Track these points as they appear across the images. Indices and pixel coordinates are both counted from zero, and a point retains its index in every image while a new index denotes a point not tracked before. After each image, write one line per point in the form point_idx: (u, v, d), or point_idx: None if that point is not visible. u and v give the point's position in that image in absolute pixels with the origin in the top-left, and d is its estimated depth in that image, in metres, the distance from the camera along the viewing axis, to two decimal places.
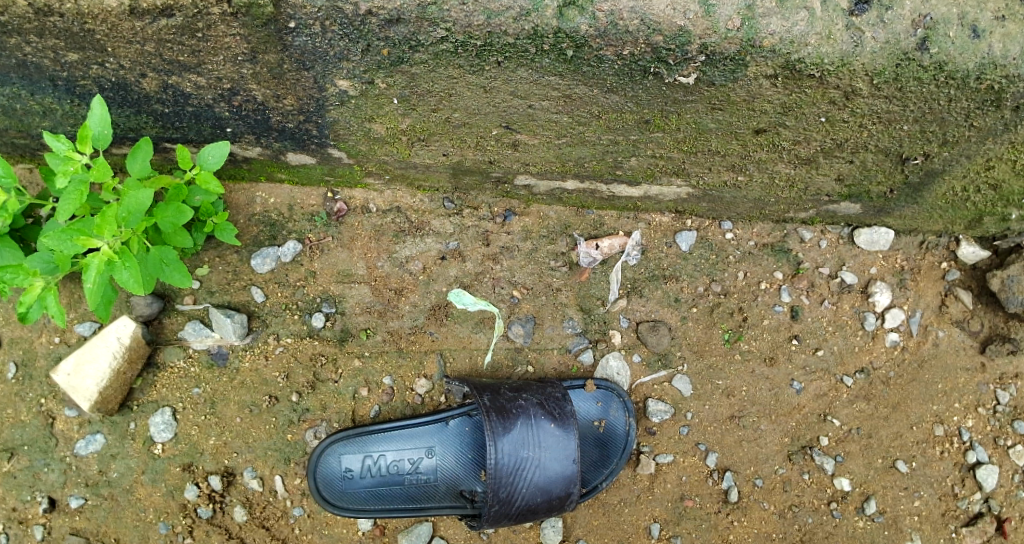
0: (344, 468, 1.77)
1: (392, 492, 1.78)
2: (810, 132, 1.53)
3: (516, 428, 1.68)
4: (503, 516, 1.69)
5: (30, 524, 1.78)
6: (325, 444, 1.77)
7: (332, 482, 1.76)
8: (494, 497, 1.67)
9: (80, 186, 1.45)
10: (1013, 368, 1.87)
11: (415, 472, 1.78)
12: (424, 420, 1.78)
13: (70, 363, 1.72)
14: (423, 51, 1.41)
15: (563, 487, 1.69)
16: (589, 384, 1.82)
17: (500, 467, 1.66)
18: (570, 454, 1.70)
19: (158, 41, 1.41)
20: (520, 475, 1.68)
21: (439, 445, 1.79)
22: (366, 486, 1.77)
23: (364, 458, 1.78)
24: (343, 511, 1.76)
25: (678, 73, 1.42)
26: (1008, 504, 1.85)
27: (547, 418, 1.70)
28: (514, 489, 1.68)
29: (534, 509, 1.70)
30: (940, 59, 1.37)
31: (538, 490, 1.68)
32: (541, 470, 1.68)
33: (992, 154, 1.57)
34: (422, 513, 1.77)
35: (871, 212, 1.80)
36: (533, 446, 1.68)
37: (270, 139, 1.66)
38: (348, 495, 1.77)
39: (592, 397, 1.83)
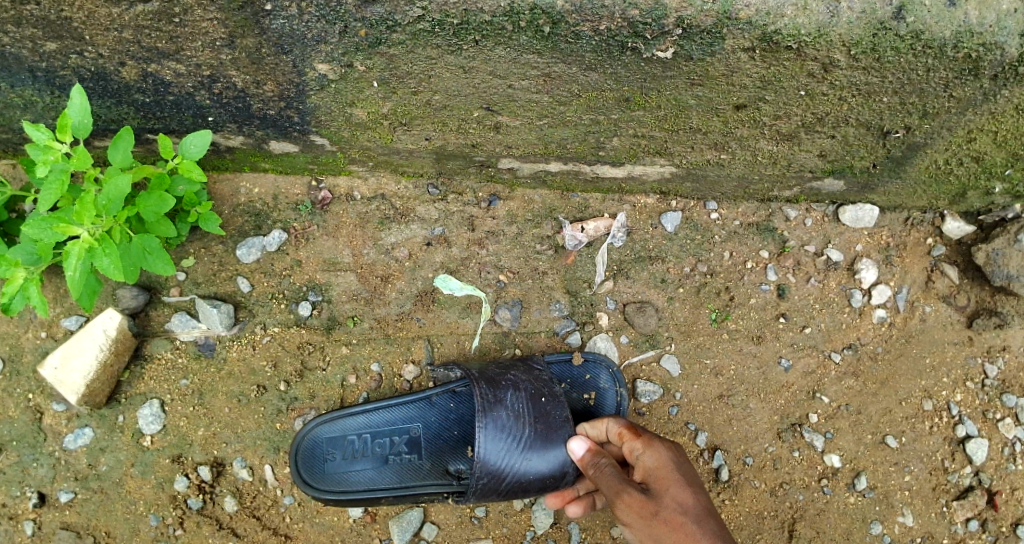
0: (326, 452, 1.74)
1: (375, 472, 1.75)
2: (791, 106, 1.53)
3: (507, 401, 1.65)
4: (492, 491, 1.64)
5: (20, 520, 1.77)
6: (306, 428, 1.75)
7: (315, 465, 1.74)
8: (484, 470, 1.61)
9: (60, 176, 1.44)
10: (1001, 341, 1.87)
11: (399, 453, 1.76)
12: (405, 399, 1.77)
13: (57, 358, 1.72)
14: (400, 31, 1.40)
15: (557, 463, 1.65)
16: (577, 357, 1.80)
17: (490, 441, 1.62)
18: (565, 429, 1.66)
19: (136, 28, 1.40)
20: (511, 447, 1.63)
21: (423, 425, 1.78)
22: (350, 468, 1.74)
23: (346, 440, 1.75)
24: (330, 494, 1.71)
25: (656, 48, 1.42)
26: (998, 477, 1.85)
27: (537, 393, 1.68)
28: (505, 462, 1.63)
29: (526, 486, 1.65)
30: (917, 28, 1.38)
31: (532, 465, 1.64)
32: (532, 444, 1.64)
33: (973, 126, 1.57)
34: (412, 494, 1.72)
35: (856, 189, 1.80)
36: (524, 420, 1.65)
37: (252, 127, 1.66)
38: (330, 475, 1.73)
39: (580, 370, 1.82)
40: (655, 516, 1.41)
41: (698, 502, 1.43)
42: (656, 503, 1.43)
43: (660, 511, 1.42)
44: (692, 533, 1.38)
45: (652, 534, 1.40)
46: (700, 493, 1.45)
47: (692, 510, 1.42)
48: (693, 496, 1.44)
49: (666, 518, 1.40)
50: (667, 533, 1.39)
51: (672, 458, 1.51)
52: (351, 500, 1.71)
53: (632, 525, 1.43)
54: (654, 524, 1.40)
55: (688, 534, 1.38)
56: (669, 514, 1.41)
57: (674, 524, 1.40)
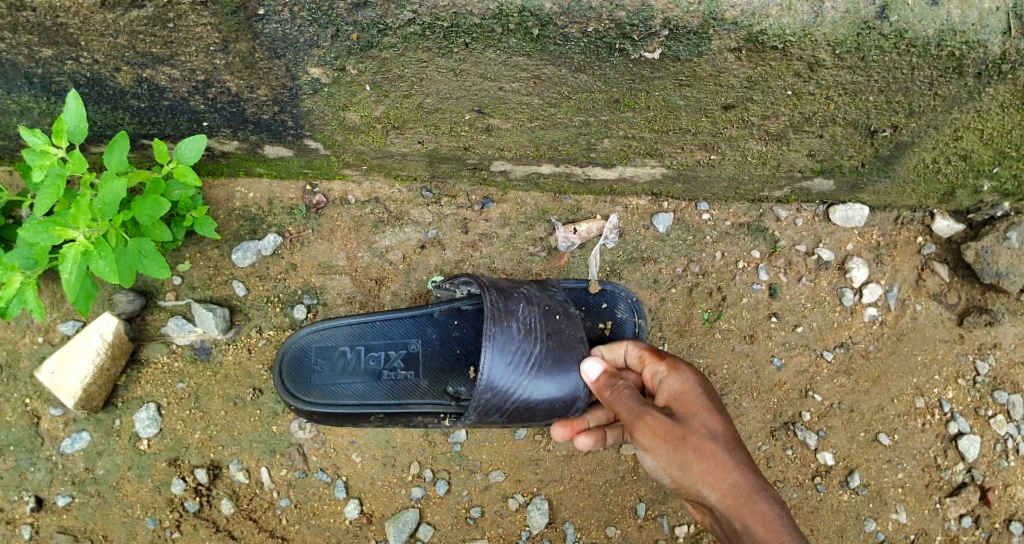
0: (313, 362, 1.69)
1: (365, 389, 1.67)
2: (778, 106, 1.56)
3: (519, 313, 1.55)
4: (496, 410, 1.53)
5: (18, 524, 1.77)
6: (296, 337, 1.71)
7: (301, 374, 1.69)
8: (490, 384, 1.51)
9: (57, 180, 1.47)
10: (992, 338, 1.88)
11: (394, 368, 1.68)
12: (406, 312, 1.70)
13: (54, 362, 1.72)
14: (391, 34, 1.42)
15: (568, 385, 1.55)
16: (594, 285, 1.76)
17: (498, 354, 1.51)
18: (578, 350, 1.57)
19: (131, 33, 1.42)
20: (521, 363, 1.53)
21: (423, 341, 1.70)
22: (337, 381, 1.68)
23: (337, 352, 1.70)
24: (312, 406, 1.64)
25: (644, 49, 1.44)
26: (991, 474, 1.86)
27: (550, 309, 1.59)
28: (515, 378, 1.52)
29: (533, 410, 1.55)
30: (900, 27, 1.40)
31: (541, 387, 1.54)
32: (543, 361, 1.54)
33: (959, 124, 1.59)
34: (403, 411, 1.64)
35: (845, 188, 1.82)
36: (536, 336, 1.55)
37: (247, 132, 1.68)
38: (316, 390, 1.67)
39: (597, 300, 1.76)
40: (683, 442, 1.38)
41: (726, 430, 1.41)
42: (683, 428, 1.40)
43: (689, 437, 1.38)
44: (722, 461, 1.37)
45: (680, 461, 1.38)
46: (724, 418, 1.43)
47: (720, 437, 1.40)
48: (721, 424, 1.42)
49: (695, 443, 1.38)
50: (696, 460, 1.37)
51: (699, 383, 1.48)
52: (336, 414, 1.64)
53: (656, 451, 1.40)
54: (681, 451, 1.38)
55: (718, 463, 1.37)
56: (698, 441, 1.38)
57: (703, 451, 1.38)
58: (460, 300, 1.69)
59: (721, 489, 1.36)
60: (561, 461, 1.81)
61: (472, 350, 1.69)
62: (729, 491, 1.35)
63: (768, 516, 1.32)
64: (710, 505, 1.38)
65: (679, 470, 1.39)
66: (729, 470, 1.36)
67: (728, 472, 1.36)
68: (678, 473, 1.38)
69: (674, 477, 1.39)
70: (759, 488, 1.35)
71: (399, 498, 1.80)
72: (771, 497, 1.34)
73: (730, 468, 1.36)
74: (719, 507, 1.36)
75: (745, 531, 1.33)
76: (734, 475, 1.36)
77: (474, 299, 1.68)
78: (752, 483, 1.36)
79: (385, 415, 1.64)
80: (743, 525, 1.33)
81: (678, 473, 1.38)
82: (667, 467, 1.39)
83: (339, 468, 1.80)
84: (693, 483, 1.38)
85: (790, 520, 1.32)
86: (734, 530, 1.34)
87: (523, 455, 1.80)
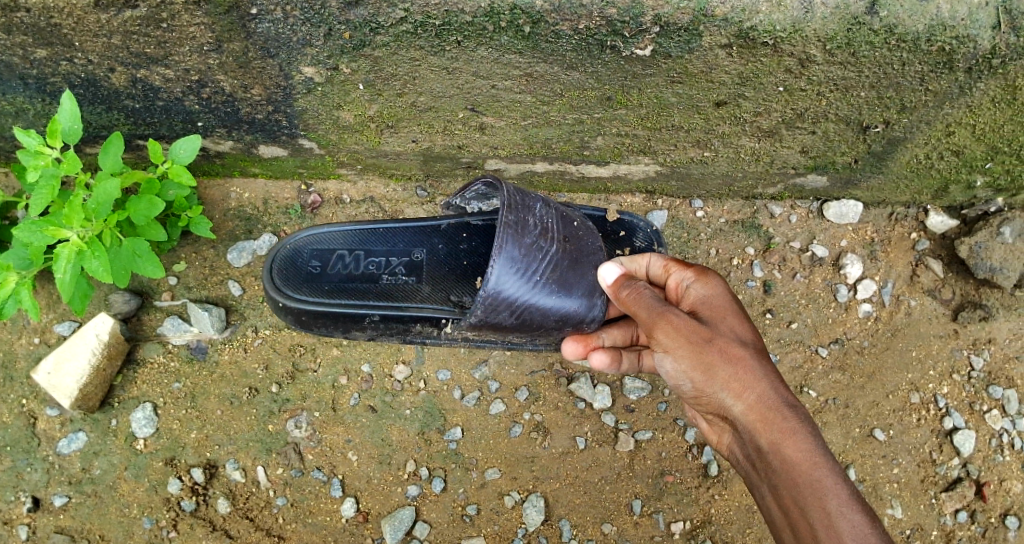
0: (308, 262, 1.70)
1: (361, 291, 1.66)
2: (770, 102, 1.56)
3: (536, 211, 1.50)
4: (507, 307, 1.46)
5: (14, 524, 1.77)
6: (294, 239, 1.73)
7: (293, 273, 1.69)
8: (504, 275, 1.43)
9: (51, 180, 1.46)
10: (986, 334, 1.89)
11: (394, 273, 1.68)
12: (414, 224, 1.72)
13: (51, 363, 1.73)
14: (383, 33, 1.43)
15: (583, 290, 1.51)
16: (611, 213, 1.74)
17: (515, 245, 1.44)
18: (594, 256, 1.54)
19: (124, 34, 1.43)
20: (537, 259, 1.47)
21: (428, 251, 1.70)
22: (331, 282, 1.68)
23: (336, 254, 1.71)
24: (303, 303, 1.62)
25: (635, 46, 1.44)
26: (986, 468, 1.87)
27: (566, 216, 1.56)
28: (529, 275, 1.46)
29: (545, 310, 1.49)
30: (890, 22, 1.40)
31: (555, 287, 1.49)
32: (558, 263, 1.49)
33: (951, 119, 1.60)
34: (399, 311, 1.60)
35: (839, 185, 1.83)
36: (553, 236, 1.51)
37: (241, 132, 1.68)
38: (310, 287, 1.66)
39: (615, 228, 1.74)
40: (709, 345, 1.31)
41: (755, 339, 1.34)
42: (710, 332, 1.33)
43: (715, 340, 1.32)
44: (750, 368, 1.30)
45: (703, 364, 1.30)
46: (751, 328, 1.37)
47: (749, 344, 1.33)
48: (750, 334, 1.35)
49: (722, 346, 1.31)
50: (722, 365, 1.30)
51: (727, 294, 1.42)
52: (325, 313, 1.62)
53: (677, 353, 1.32)
54: (707, 354, 1.30)
55: (745, 370, 1.30)
56: (724, 345, 1.31)
57: (730, 356, 1.31)
58: (471, 215, 1.70)
59: (747, 399, 1.28)
60: (557, 458, 1.82)
61: (479, 263, 1.68)
62: (755, 402, 1.28)
63: (797, 432, 1.24)
64: (733, 418, 1.30)
65: (702, 374, 1.31)
66: (757, 380, 1.29)
67: (756, 382, 1.29)
68: (700, 378, 1.31)
69: (695, 382, 1.32)
70: (787, 403, 1.28)
71: (396, 496, 1.80)
72: (801, 414, 1.27)
73: (758, 379, 1.29)
74: (743, 419, 1.29)
75: (773, 447, 1.25)
76: (763, 386, 1.29)
77: (486, 216, 1.69)
78: (781, 396, 1.28)
79: (380, 316, 1.61)
80: (770, 441, 1.25)
81: (700, 378, 1.31)
82: (688, 370, 1.32)
83: (335, 466, 1.80)
84: (716, 390, 1.30)
85: (819, 439, 1.24)
86: (758, 446, 1.27)
87: (519, 452, 1.82)
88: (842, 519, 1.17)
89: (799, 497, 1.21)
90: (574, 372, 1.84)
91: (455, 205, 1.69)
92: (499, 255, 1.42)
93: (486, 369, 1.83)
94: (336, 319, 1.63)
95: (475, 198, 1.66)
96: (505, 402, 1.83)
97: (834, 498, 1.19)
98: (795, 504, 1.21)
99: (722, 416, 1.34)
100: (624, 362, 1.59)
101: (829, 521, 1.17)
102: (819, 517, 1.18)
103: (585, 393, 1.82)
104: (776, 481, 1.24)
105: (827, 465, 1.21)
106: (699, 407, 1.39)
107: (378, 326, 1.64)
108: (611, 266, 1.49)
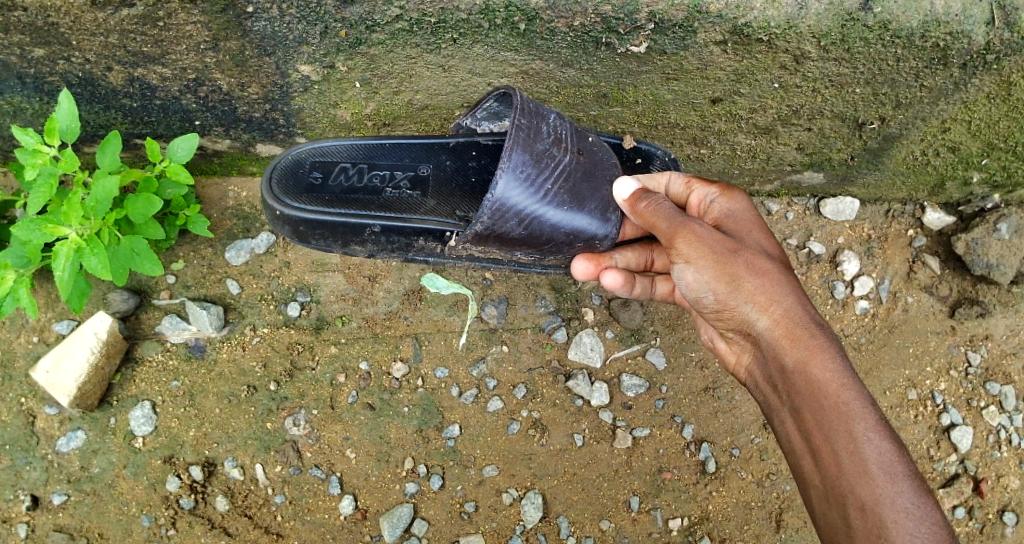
0: (310, 173, 1.61)
1: (364, 202, 1.56)
2: (766, 98, 1.57)
3: (549, 120, 1.44)
4: (514, 216, 1.40)
5: (13, 523, 1.77)
6: (298, 151, 1.64)
7: (293, 184, 1.59)
8: (512, 182, 1.37)
9: (49, 178, 1.47)
10: (983, 330, 1.89)
11: (398, 187, 1.59)
12: (421, 141, 1.63)
13: (49, 361, 1.74)
14: (379, 30, 1.44)
15: (597, 204, 1.45)
16: (626, 141, 1.59)
17: (525, 151, 1.38)
18: (609, 171, 1.48)
19: (121, 32, 1.43)
20: (548, 168, 1.41)
21: (434, 167, 1.61)
22: (332, 193, 1.58)
23: (339, 167, 1.62)
24: (299, 212, 1.52)
25: (629, 43, 1.45)
26: (983, 465, 1.87)
27: (581, 129, 1.49)
28: (539, 184, 1.40)
29: (554, 222, 1.43)
30: (885, 18, 1.41)
31: (567, 199, 1.43)
32: (570, 174, 1.43)
33: (947, 115, 1.60)
34: (401, 223, 1.50)
35: (835, 181, 1.83)
36: (567, 147, 1.44)
37: (239, 131, 1.69)
38: (310, 196, 1.56)
39: (630, 156, 1.60)
40: (733, 257, 1.29)
41: (778, 255, 1.34)
42: (735, 244, 1.31)
43: (740, 253, 1.30)
44: (776, 281, 1.28)
45: (727, 275, 1.28)
46: (774, 244, 1.36)
47: (773, 259, 1.32)
48: (773, 250, 1.35)
49: (747, 257, 1.30)
50: (747, 276, 1.28)
51: (751, 212, 1.41)
52: (323, 223, 1.52)
53: (699, 262, 1.30)
54: (731, 264, 1.28)
55: (771, 284, 1.28)
56: (750, 258, 1.30)
57: (754, 268, 1.29)
58: (482, 135, 1.60)
59: (773, 313, 1.26)
60: (555, 455, 1.82)
61: (489, 180, 1.59)
62: (781, 317, 1.26)
63: (824, 351, 1.22)
64: (757, 334, 1.28)
65: (724, 284, 1.29)
66: (782, 294, 1.27)
67: (782, 296, 1.27)
68: (723, 290, 1.29)
69: (718, 294, 1.30)
70: (813, 320, 1.26)
71: (394, 493, 1.80)
72: (827, 333, 1.25)
73: (784, 293, 1.27)
74: (767, 335, 1.27)
75: (798, 365, 1.23)
76: (789, 301, 1.27)
77: (497, 135, 1.60)
78: (807, 312, 1.27)
79: (382, 228, 1.51)
80: (795, 359, 1.23)
81: (724, 290, 1.29)
82: (711, 282, 1.30)
83: (333, 464, 1.80)
84: (740, 303, 1.28)
85: (846, 359, 1.22)
86: (782, 365, 1.25)
87: (517, 449, 1.82)
88: (868, 444, 1.15)
89: (823, 419, 1.19)
90: (572, 369, 1.84)
91: (465, 124, 1.61)
92: (509, 158, 1.37)
93: (484, 367, 1.83)
94: (334, 231, 1.54)
95: (486, 118, 1.61)
96: (503, 399, 1.83)
97: (861, 422, 1.16)
98: (818, 427, 1.19)
99: (743, 333, 1.32)
100: (637, 286, 1.59)
101: (854, 446, 1.15)
102: (843, 441, 1.16)
103: (583, 391, 1.83)
104: (800, 402, 1.22)
105: (855, 386, 1.18)
106: (719, 325, 1.37)
107: (379, 241, 1.54)
108: (628, 180, 1.44)
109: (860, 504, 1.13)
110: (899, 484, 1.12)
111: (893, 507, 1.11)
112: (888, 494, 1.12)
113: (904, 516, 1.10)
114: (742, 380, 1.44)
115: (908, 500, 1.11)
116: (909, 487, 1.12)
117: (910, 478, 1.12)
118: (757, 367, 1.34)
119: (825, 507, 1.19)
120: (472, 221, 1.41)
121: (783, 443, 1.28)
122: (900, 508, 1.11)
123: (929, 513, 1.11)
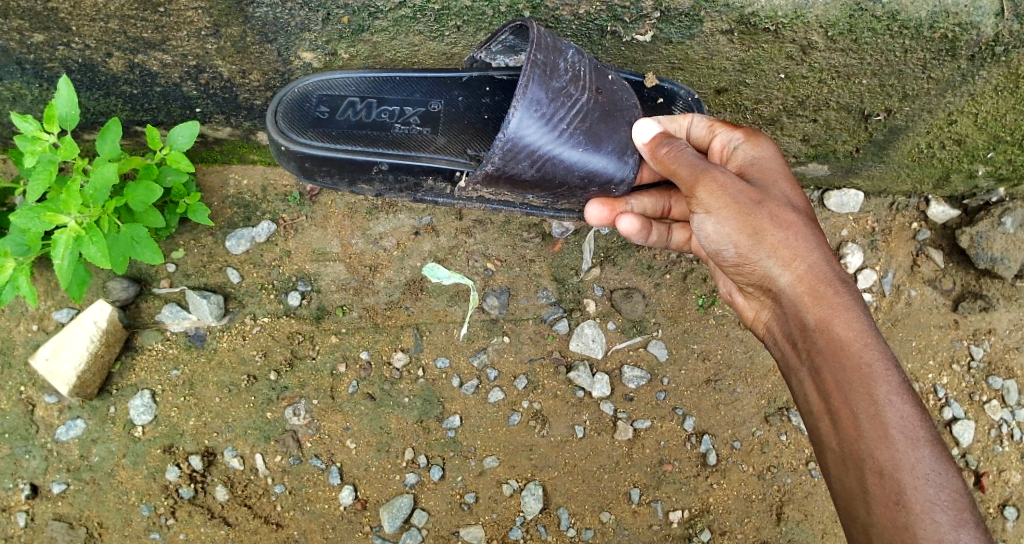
0: (316, 106, 1.55)
1: (372, 137, 1.52)
2: (772, 89, 1.57)
3: (568, 55, 1.38)
4: (527, 155, 1.36)
5: (13, 511, 1.76)
6: (304, 83, 1.57)
7: (299, 117, 1.54)
8: (525, 119, 1.33)
9: (48, 165, 1.45)
10: (987, 324, 1.88)
11: (408, 122, 1.53)
12: (433, 74, 1.57)
13: (48, 349, 1.73)
14: (381, 17, 1.48)
15: (614, 145, 1.40)
16: (648, 79, 1.51)
17: (541, 87, 1.33)
18: (630, 112, 1.42)
19: (122, 18, 1.43)
20: (564, 106, 1.36)
21: (446, 102, 1.55)
22: (339, 128, 1.53)
23: (346, 101, 1.56)
24: (305, 148, 1.49)
25: (635, 31, 1.48)
26: (985, 459, 1.86)
27: (600, 67, 1.43)
28: (554, 122, 1.36)
29: (569, 163, 1.39)
30: (893, 8, 1.41)
31: (583, 140, 1.38)
32: (588, 112, 1.38)
33: (953, 108, 1.59)
34: (409, 161, 1.46)
35: (840, 173, 1.81)
36: (584, 84, 1.39)
37: (239, 118, 1.69)
38: (317, 130, 1.52)
39: (652, 95, 1.52)
40: (757, 209, 1.25)
41: (803, 205, 1.31)
42: (761, 194, 1.27)
43: (764, 204, 1.26)
44: (801, 235, 1.25)
45: (750, 228, 1.24)
46: (800, 195, 1.33)
47: (799, 211, 1.29)
48: (798, 200, 1.31)
49: (772, 209, 1.26)
50: (772, 230, 1.24)
51: (775, 158, 1.37)
52: (330, 160, 1.48)
53: (722, 212, 1.25)
54: (756, 216, 1.25)
55: (796, 237, 1.25)
56: (774, 211, 1.26)
57: (779, 221, 1.25)
58: (497, 69, 1.52)
59: (796, 269, 1.24)
60: (556, 447, 1.82)
61: (502, 117, 1.52)
62: (804, 274, 1.24)
63: (848, 310, 1.21)
64: (778, 289, 1.26)
65: (748, 237, 1.25)
66: (807, 249, 1.25)
67: (807, 252, 1.24)
68: (745, 243, 1.25)
69: (739, 248, 1.26)
70: (838, 278, 1.24)
71: (394, 483, 1.80)
72: (852, 292, 1.23)
73: (809, 248, 1.25)
74: (789, 291, 1.25)
75: (820, 324, 1.21)
76: (814, 256, 1.24)
77: (513, 71, 1.52)
78: (832, 268, 1.24)
79: (390, 166, 1.47)
80: (817, 317, 1.22)
81: (746, 243, 1.25)
82: (732, 235, 1.25)
83: (333, 454, 1.80)
84: (763, 257, 1.25)
85: (869, 319, 1.21)
86: (804, 323, 1.24)
87: (518, 441, 1.81)
88: (890, 409, 1.15)
89: (844, 381, 1.18)
90: (573, 360, 1.84)
91: (479, 59, 1.51)
92: (523, 94, 1.32)
93: (485, 357, 1.82)
94: (342, 168, 1.50)
95: (501, 51, 1.50)
96: (504, 390, 1.82)
97: (883, 386, 1.16)
98: (838, 388, 1.19)
99: (763, 288, 1.29)
100: (652, 234, 1.52)
101: (875, 409, 1.15)
102: (865, 404, 1.16)
103: (584, 382, 1.82)
104: (820, 362, 1.21)
105: (878, 347, 1.18)
106: (739, 280, 1.34)
107: (387, 179, 1.50)
108: (649, 123, 1.39)
109: (878, 469, 1.13)
110: (920, 449, 1.13)
111: (913, 473, 1.12)
112: (908, 459, 1.12)
113: (923, 483, 1.11)
114: (758, 334, 1.42)
115: (929, 467, 1.12)
116: (930, 453, 1.13)
117: (931, 444, 1.13)
118: (776, 323, 1.33)
119: (840, 471, 1.19)
120: (483, 161, 1.38)
121: (798, 402, 1.28)
122: (920, 474, 1.11)
123: (948, 481, 1.11)
